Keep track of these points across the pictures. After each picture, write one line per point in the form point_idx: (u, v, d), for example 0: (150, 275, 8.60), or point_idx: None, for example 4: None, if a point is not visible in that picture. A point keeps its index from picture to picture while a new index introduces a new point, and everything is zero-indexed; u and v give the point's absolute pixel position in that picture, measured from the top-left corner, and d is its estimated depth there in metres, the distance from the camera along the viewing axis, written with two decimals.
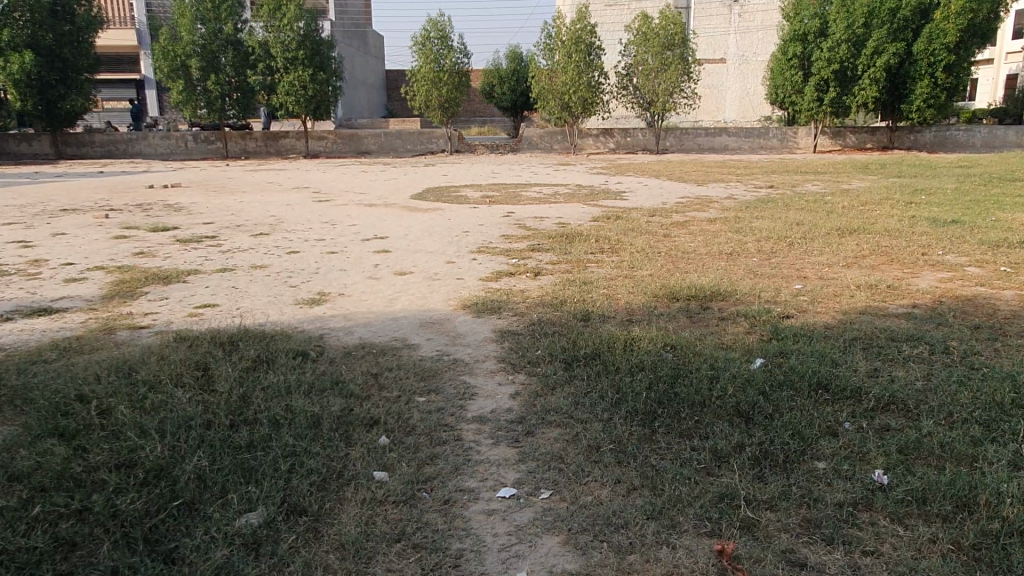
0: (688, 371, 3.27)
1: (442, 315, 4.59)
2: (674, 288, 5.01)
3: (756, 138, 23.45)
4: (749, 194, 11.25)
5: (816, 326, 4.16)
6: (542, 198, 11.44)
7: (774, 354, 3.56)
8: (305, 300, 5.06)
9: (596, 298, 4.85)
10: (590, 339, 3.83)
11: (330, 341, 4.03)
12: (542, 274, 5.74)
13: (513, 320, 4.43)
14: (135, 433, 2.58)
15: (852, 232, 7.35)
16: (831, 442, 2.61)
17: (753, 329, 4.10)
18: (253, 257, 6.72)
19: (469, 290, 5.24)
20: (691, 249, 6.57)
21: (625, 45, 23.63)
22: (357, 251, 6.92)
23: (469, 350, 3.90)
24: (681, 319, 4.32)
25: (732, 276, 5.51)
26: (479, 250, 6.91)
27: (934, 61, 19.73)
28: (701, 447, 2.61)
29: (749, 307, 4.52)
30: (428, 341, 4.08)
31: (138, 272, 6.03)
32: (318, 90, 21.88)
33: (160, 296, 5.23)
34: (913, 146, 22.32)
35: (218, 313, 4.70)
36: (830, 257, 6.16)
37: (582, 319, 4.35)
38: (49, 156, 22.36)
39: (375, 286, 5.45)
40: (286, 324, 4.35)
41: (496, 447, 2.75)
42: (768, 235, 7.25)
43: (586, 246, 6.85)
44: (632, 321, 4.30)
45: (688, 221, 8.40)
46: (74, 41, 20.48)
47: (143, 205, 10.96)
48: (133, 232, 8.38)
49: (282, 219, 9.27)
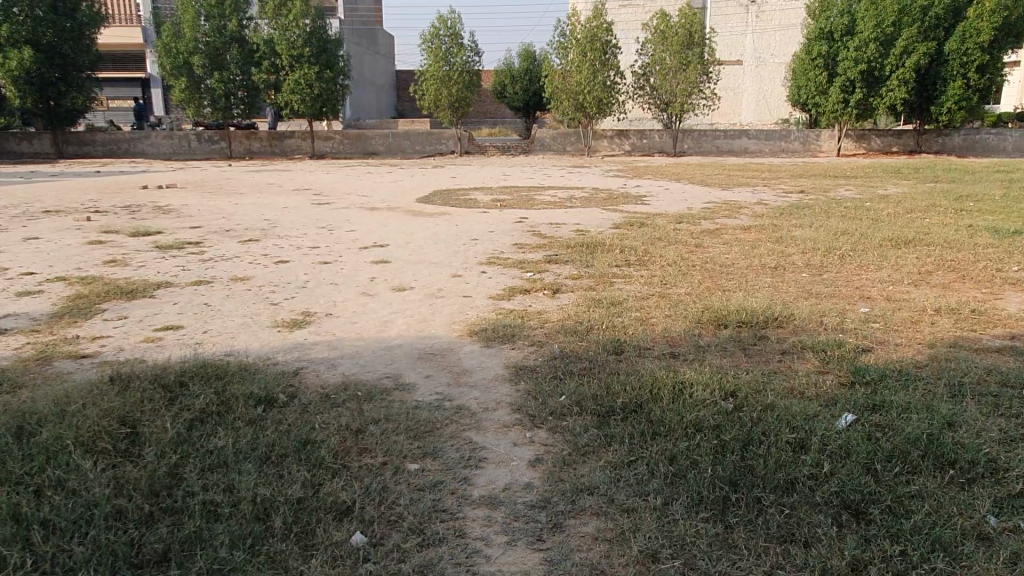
0: (762, 432, 2.53)
1: (445, 343, 3.85)
2: (718, 310, 4.24)
3: (777, 140, 22.63)
4: (780, 199, 10.47)
5: (901, 362, 3.40)
6: (556, 202, 10.68)
7: (864, 408, 2.81)
8: (286, 321, 4.32)
9: (628, 324, 4.10)
10: (627, 382, 3.07)
11: (307, 380, 3.28)
12: (561, 291, 4.99)
13: (532, 353, 3.66)
14: (7, 539, 1.83)
15: (907, 243, 6.57)
16: (985, 555, 1.85)
17: (827, 370, 3.33)
18: (236, 267, 5.99)
19: (477, 312, 4.49)
20: (729, 262, 5.80)
21: (642, 44, 22.82)
22: (352, 262, 6.18)
23: (475, 394, 3.14)
24: (735, 354, 3.56)
25: (783, 295, 4.76)
26: (489, 261, 6.17)
27: (966, 61, 18.89)
28: (803, 563, 1.85)
29: (814, 338, 3.77)
30: (425, 380, 3.32)
31: (103, 284, 5.31)
32: (326, 89, 21.15)
33: (119, 314, 4.48)
34: (941, 150, 21.38)
35: (179, 338, 3.96)
36: (891, 273, 5.40)
37: (614, 353, 3.59)
38: (50, 155, 21.71)
39: (368, 304, 4.71)
40: (257, 356, 3.60)
41: (512, 551, 1.99)
42: (814, 246, 6.47)
43: (610, 257, 6.09)
44: (675, 357, 3.53)
45: (720, 229, 7.64)
46: (75, 37, 19.85)
47: (131, 207, 10.25)
48: (112, 237, 7.67)
49: (277, 224, 8.55)
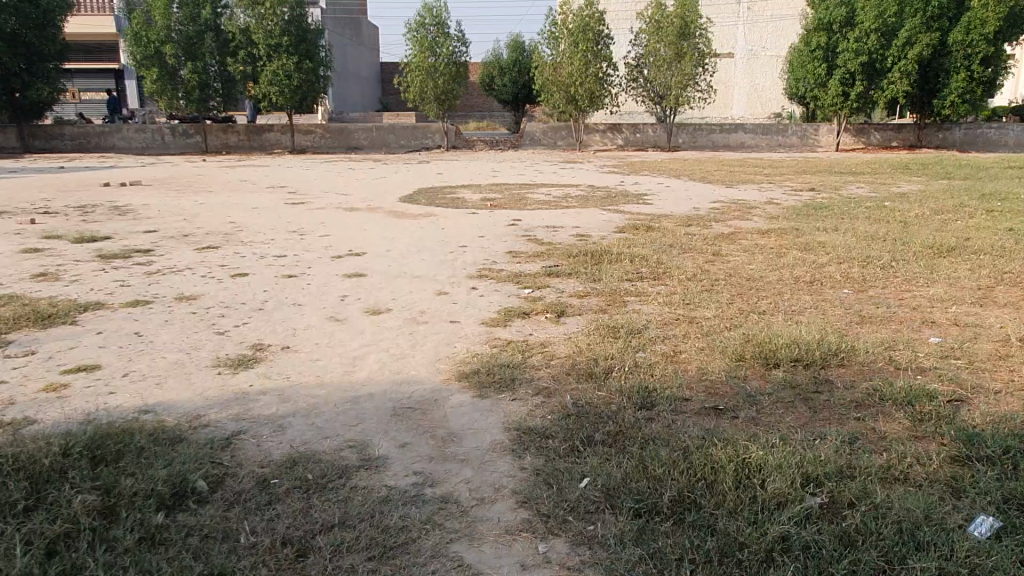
0: (879, 561, 1.77)
1: (427, 393, 3.05)
2: (764, 341, 3.44)
3: (773, 134, 21.95)
4: (791, 197, 9.76)
5: (1016, 420, 2.63)
6: (551, 202, 9.88)
7: (1003, 506, 2.04)
8: (233, 358, 3.50)
9: (657, 363, 3.29)
10: (673, 460, 2.27)
11: (242, 454, 2.46)
12: (566, 314, 4.19)
13: (537, 408, 2.86)
14: None
15: (951, 250, 5.81)
16: None
17: (925, 436, 2.55)
18: (184, 282, 5.17)
19: (467, 343, 3.69)
20: (758, 276, 5.03)
21: (636, 33, 21.97)
22: (321, 274, 5.37)
23: (467, 475, 2.35)
24: (798, 411, 2.77)
25: (831, 320, 3.98)
26: (480, 273, 5.37)
27: (970, 52, 18.23)
28: None
29: (894, 384, 2.98)
30: (400, 451, 2.52)
31: (19, 305, 4.46)
32: (304, 80, 20.21)
33: (27, 348, 3.65)
34: (942, 145, 20.76)
35: (91, 384, 3.14)
36: (947, 289, 4.63)
37: (644, 411, 2.79)
38: (16, 150, 20.67)
39: (335, 333, 3.90)
40: (182, 416, 2.78)
41: None
42: (848, 254, 5.71)
43: (619, 268, 5.31)
44: (724, 416, 2.72)
45: (735, 233, 6.87)
46: (40, 24, 18.74)
47: (84, 208, 9.36)
48: (51, 244, 6.79)
49: (242, 227, 7.73)
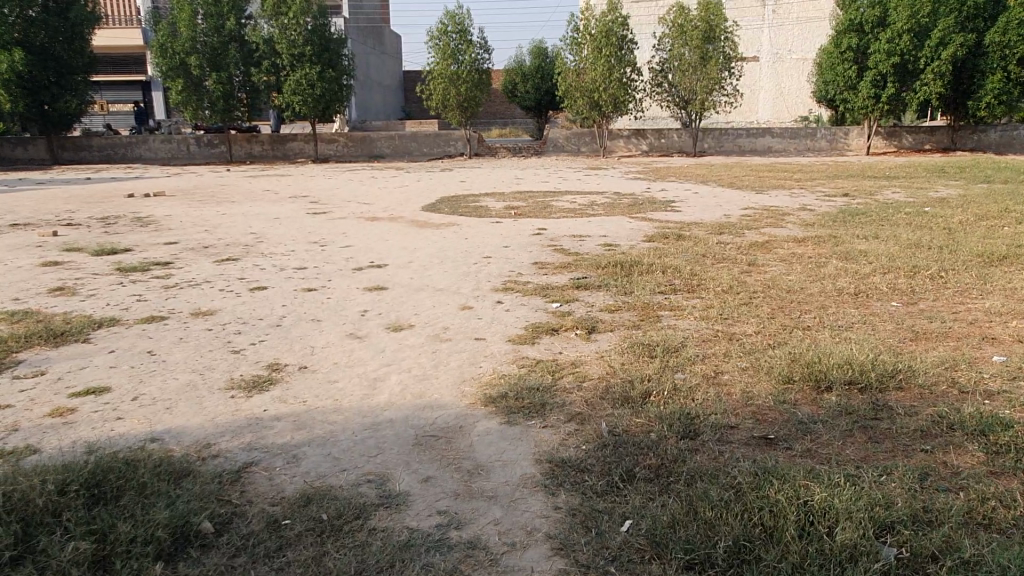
0: None
1: (452, 419, 2.84)
2: (813, 361, 3.20)
3: (802, 138, 21.57)
4: (824, 203, 9.45)
5: None
6: (577, 209, 9.67)
7: None
8: (248, 379, 3.32)
9: (699, 387, 3.05)
10: (726, 502, 2.04)
11: (252, 490, 2.26)
12: (597, 331, 3.97)
13: (571, 436, 2.64)
14: None
15: (1003, 259, 5.50)
16: None
17: (1002, 471, 2.30)
18: (202, 296, 5.02)
19: (493, 364, 3.48)
20: (799, 288, 4.77)
21: (660, 38, 21.67)
22: (342, 288, 5.19)
23: (497, 515, 2.14)
24: (858, 442, 2.52)
25: (883, 337, 3.71)
26: (505, 286, 5.16)
27: (1007, 53, 17.75)
28: None
29: (964, 409, 2.72)
30: (423, 486, 2.32)
31: (33, 322, 4.31)
32: (327, 89, 20.15)
33: (37, 369, 3.50)
34: (976, 147, 20.25)
35: (97, 409, 2.96)
36: (1005, 302, 4.34)
37: (688, 441, 2.56)
38: (45, 161, 20.85)
39: (355, 351, 3.71)
40: (191, 444, 2.61)
41: None
42: (894, 263, 5.42)
43: (651, 280, 5.08)
44: (776, 447, 2.49)
45: (770, 241, 6.61)
46: (68, 37, 18.86)
47: (107, 219, 9.29)
48: (71, 257, 6.68)
49: (263, 238, 7.58)
